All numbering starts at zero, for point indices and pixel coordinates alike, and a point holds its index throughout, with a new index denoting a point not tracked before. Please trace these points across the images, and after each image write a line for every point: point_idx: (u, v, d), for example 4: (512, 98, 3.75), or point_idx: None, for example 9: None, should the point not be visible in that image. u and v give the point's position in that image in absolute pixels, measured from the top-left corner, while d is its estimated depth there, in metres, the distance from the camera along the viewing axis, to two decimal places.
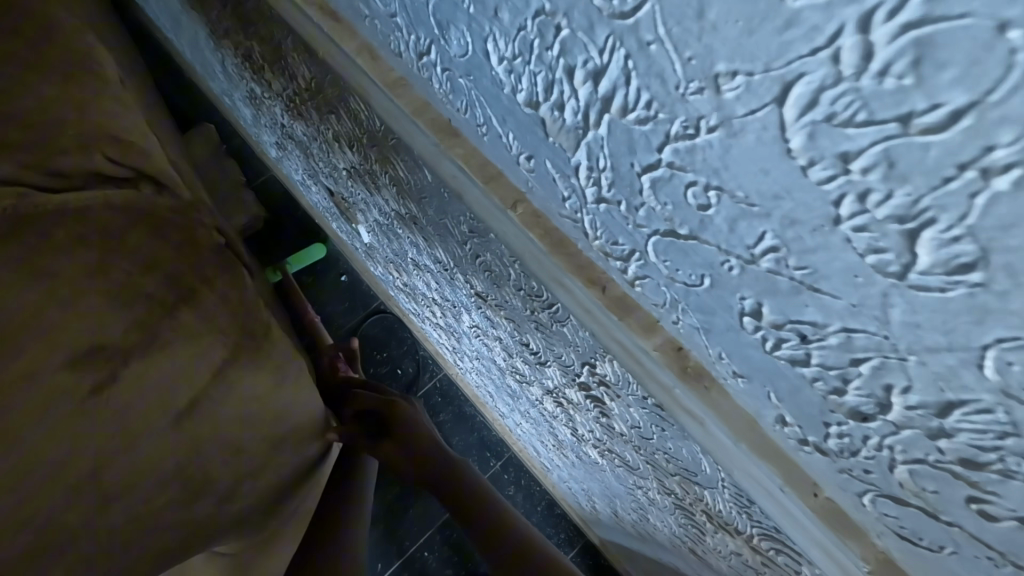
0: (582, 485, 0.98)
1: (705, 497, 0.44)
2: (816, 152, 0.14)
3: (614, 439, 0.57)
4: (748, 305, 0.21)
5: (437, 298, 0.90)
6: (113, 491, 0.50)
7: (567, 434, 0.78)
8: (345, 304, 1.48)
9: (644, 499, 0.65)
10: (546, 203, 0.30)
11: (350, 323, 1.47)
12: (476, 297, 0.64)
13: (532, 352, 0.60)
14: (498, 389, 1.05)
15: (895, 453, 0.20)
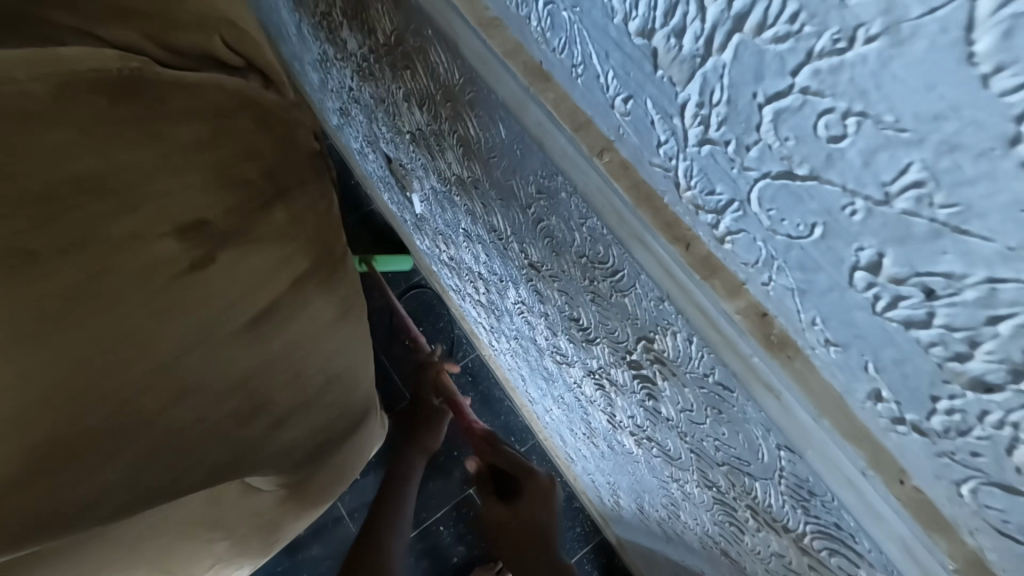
0: (608, 479, 0.97)
1: (753, 490, 0.42)
2: (1009, 54, 0.13)
3: (658, 426, 0.55)
4: (865, 257, 0.20)
5: (483, 272, 0.90)
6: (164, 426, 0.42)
7: (602, 421, 0.77)
8: (388, 275, 1.50)
9: (677, 494, 0.63)
10: (637, 151, 0.28)
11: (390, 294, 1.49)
12: (529, 269, 0.63)
13: (581, 329, 0.59)
14: (532, 372, 1.05)
15: (1019, 431, 0.18)
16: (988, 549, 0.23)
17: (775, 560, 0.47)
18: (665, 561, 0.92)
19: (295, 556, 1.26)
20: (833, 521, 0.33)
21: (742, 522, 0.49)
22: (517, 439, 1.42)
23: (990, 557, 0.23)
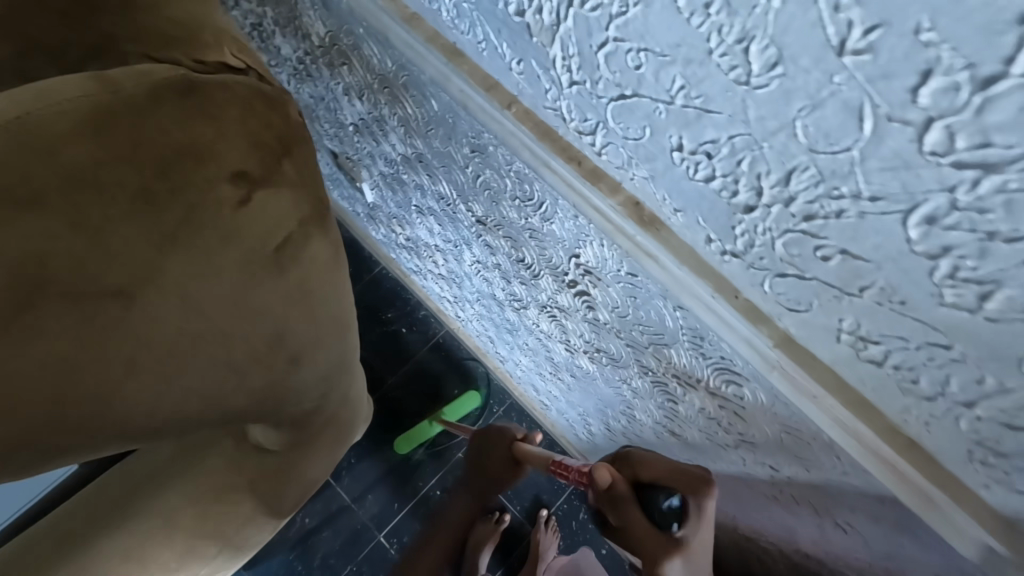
0: (579, 410, 1.09)
1: (673, 360, 0.54)
2: (692, 6, 0.24)
3: (601, 335, 0.67)
4: (675, 141, 0.31)
5: (440, 244, 0.99)
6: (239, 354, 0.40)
7: (563, 354, 0.88)
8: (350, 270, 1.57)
9: (629, 395, 0.76)
10: (533, 99, 0.39)
11: (355, 287, 1.56)
12: (477, 225, 0.73)
13: (528, 267, 0.69)
14: (498, 330, 1.15)
15: (772, 232, 0.30)
16: (790, 326, 0.35)
17: (702, 415, 0.59)
18: None
19: (305, 543, 1.34)
20: (721, 356, 0.45)
21: (675, 394, 0.61)
22: (496, 399, 1.54)
23: (792, 331, 0.35)
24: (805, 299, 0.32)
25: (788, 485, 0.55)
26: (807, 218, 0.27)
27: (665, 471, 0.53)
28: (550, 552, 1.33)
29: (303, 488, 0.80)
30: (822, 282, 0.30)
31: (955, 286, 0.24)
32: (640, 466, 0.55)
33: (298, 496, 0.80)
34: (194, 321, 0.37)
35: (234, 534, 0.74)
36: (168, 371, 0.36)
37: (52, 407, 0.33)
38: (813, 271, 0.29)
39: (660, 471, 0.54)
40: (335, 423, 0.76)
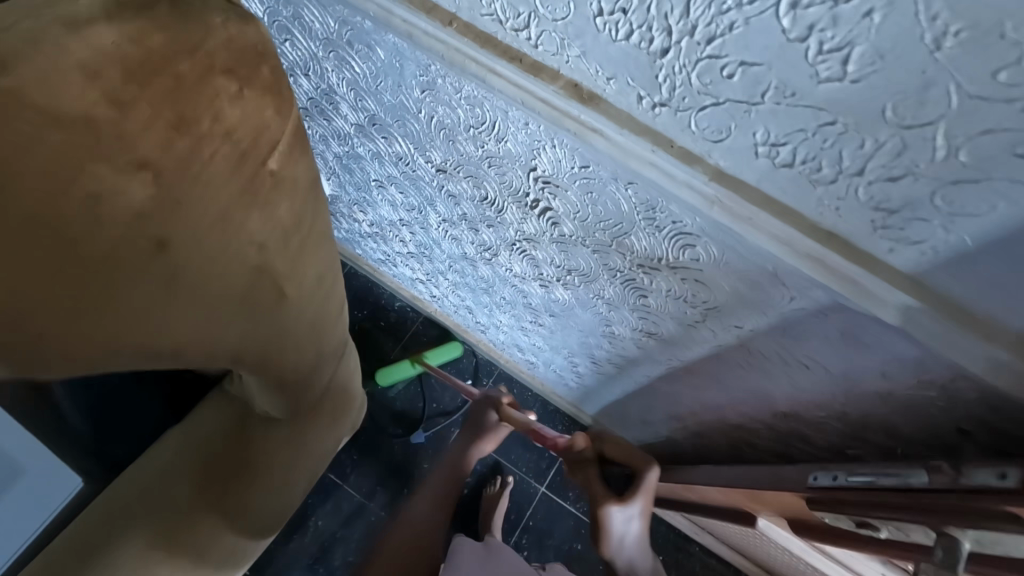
0: (565, 354, 1.15)
1: (636, 248, 0.60)
2: None
3: (570, 252, 0.72)
4: (596, 7, 0.37)
5: (405, 216, 1.03)
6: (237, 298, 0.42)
7: (539, 293, 0.93)
8: None
9: (606, 310, 0.82)
10: (470, 11, 0.44)
11: None
12: (438, 176, 0.77)
13: (492, 204, 0.74)
14: (475, 295, 1.20)
15: (686, 68, 0.36)
16: (719, 159, 0.41)
17: (671, 298, 0.65)
18: (628, 393, 1.12)
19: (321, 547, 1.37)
20: (673, 220, 0.51)
21: (645, 288, 0.67)
22: (484, 372, 1.59)
23: (721, 163, 0.41)
24: (723, 125, 0.38)
25: (753, 341, 0.62)
26: (709, 42, 0.34)
27: (622, 451, 0.83)
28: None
29: (312, 458, 0.83)
30: (733, 100, 0.36)
31: (824, 60, 0.30)
32: (609, 446, 0.85)
33: (306, 466, 0.84)
34: (199, 271, 0.38)
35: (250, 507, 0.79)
36: (178, 314, 0.38)
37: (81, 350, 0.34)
38: (723, 92, 0.36)
39: (620, 452, 0.83)
40: (325, 396, 0.77)
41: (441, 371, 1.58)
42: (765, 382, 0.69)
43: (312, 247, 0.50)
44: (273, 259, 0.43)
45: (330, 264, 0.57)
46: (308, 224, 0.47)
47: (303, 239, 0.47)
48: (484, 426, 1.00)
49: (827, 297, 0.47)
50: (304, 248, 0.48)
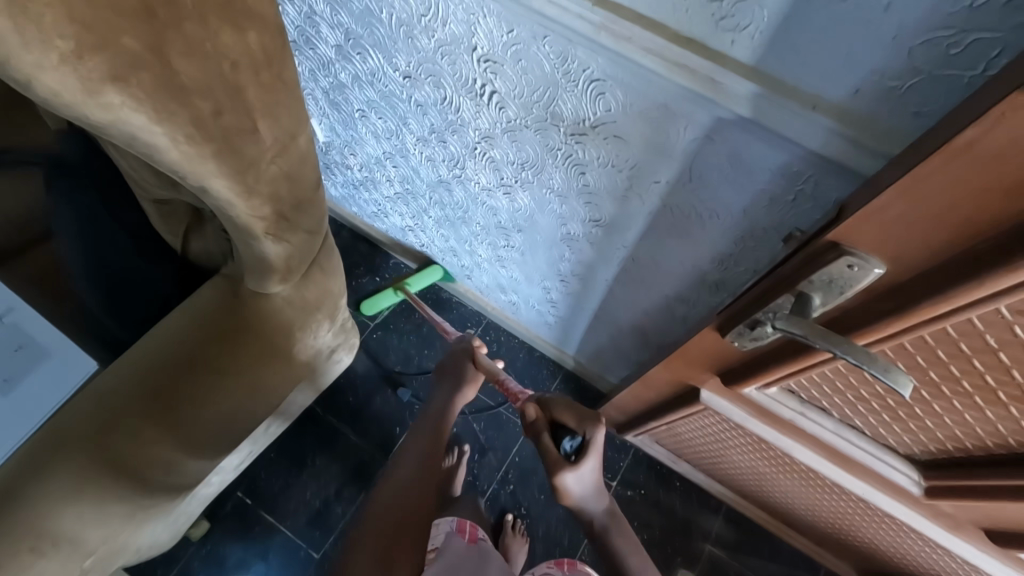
0: (538, 280, 1.24)
1: (565, 115, 0.69)
2: None
3: (519, 142, 0.82)
4: None
5: (387, 149, 1.14)
6: (214, 109, 0.51)
7: (505, 205, 1.03)
8: None
9: (559, 206, 0.90)
10: None
11: None
12: (406, 87, 0.88)
13: (451, 105, 0.84)
14: (455, 230, 1.30)
15: None
16: None
17: (604, 168, 0.74)
18: (598, 313, 1.20)
19: (319, 477, 1.49)
20: (583, 69, 0.61)
21: (581, 164, 0.76)
22: (473, 322, 1.67)
23: None
24: None
25: (673, 196, 0.70)
26: None
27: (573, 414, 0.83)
28: (517, 563, 1.34)
29: (284, 360, 0.93)
30: None
31: None
32: (556, 410, 0.84)
33: (279, 369, 0.93)
34: (185, 68, 0.46)
35: (225, 403, 0.87)
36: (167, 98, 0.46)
37: (85, 100, 0.43)
38: None
39: (569, 417, 0.83)
40: (306, 286, 0.88)
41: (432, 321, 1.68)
42: (693, 248, 0.77)
43: (285, 96, 0.60)
44: (245, 83, 0.53)
45: (303, 128, 0.67)
46: (278, 69, 0.57)
47: (276, 82, 0.57)
48: (465, 376, 1.03)
49: (707, 115, 0.56)
50: (278, 91, 0.58)
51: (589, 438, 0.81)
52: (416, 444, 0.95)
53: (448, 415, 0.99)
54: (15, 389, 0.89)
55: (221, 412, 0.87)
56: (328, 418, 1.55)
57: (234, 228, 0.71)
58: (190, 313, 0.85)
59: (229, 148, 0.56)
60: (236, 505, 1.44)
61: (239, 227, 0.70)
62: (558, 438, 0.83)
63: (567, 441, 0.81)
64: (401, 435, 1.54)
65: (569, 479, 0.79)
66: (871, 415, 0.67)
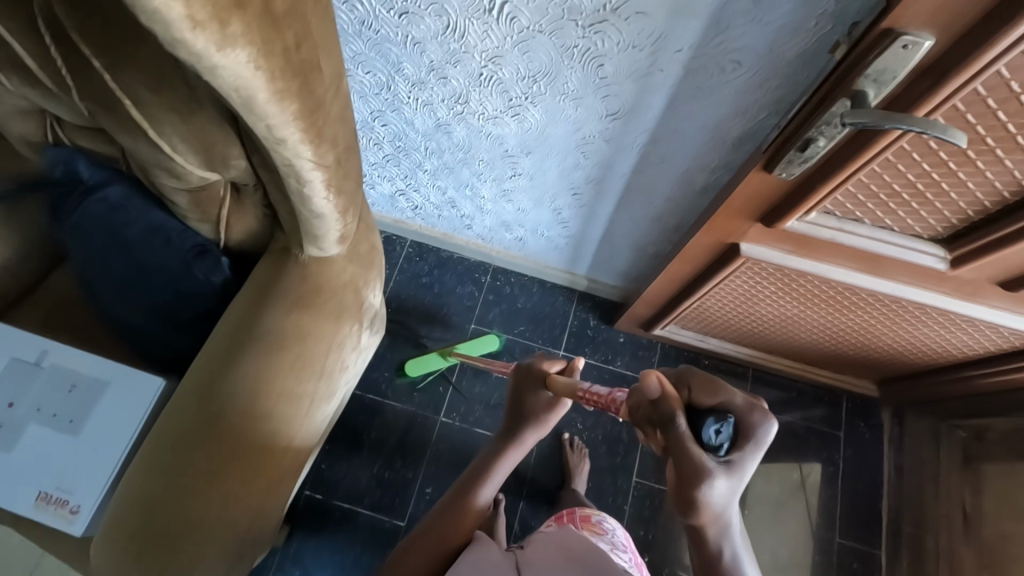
0: (548, 202, 1.28)
1: (584, 4, 0.73)
2: None
3: (531, 52, 0.85)
4: None
5: (376, 107, 1.13)
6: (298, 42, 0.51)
7: (513, 129, 1.06)
8: None
9: (573, 111, 0.95)
10: None
11: None
12: (400, 25, 0.88)
13: (455, 32, 0.86)
14: (455, 178, 1.31)
15: None
16: None
17: (623, 53, 0.79)
18: (613, 216, 1.26)
19: (381, 454, 1.51)
20: None
21: (598, 54, 0.80)
22: (479, 272, 1.70)
23: None
24: None
25: (696, 61, 0.77)
26: None
27: (716, 390, 0.55)
28: (583, 476, 1.45)
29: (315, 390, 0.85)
30: None
31: None
32: (698, 390, 0.56)
33: (311, 401, 0.86)
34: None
35: (252, 467, 0.79)
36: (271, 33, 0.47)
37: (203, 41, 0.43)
38: None
39: (709, 392, 0.55)
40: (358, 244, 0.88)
41: (442, 282, 1.69)
42: (714, 109, 0.84)
43: (333, 31, 0.60)
44: (310, 14, 0.53)
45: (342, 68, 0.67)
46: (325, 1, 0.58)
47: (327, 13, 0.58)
48: (537, 403, 0.89)
49: None
50: (329, 23, 0.59)
51: (750, 427, 0.54)
52: (442, 513, 0.87)
53: (489, 470, 0.89)
54: (83, 426, 0.86)
55: (272, 471, 0.82)
56: (371, 398, 1.55)
57: (294, 190, 0.71)
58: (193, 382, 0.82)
59: (307, 87, 0.56)
60: (309, 502, 1.44)
61: (302, 184, 0.70)
62: (700, 429, 0.54)
63: (713, 429, 0.53)
64: (445, 395, 1.58)
65: (714, 493, 0.54)
66: (901, 210, 0.78)
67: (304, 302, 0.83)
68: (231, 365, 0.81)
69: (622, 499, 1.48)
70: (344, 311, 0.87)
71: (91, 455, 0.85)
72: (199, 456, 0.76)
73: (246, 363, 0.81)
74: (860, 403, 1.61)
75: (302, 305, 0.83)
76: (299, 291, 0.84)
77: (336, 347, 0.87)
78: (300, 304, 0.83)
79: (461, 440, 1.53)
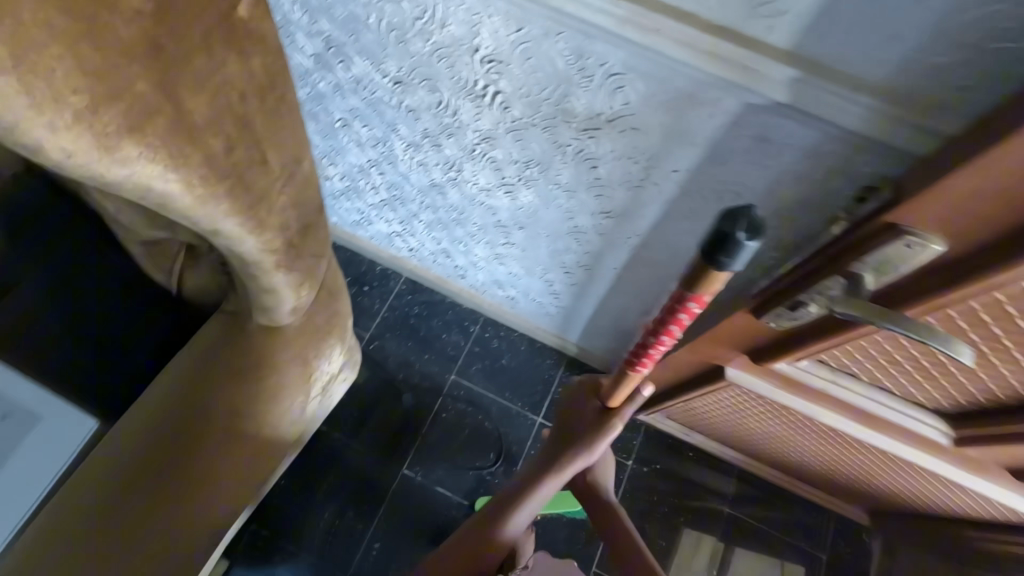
0: (540, 273, 1.22)
1: (578, 111, 0.67)
2: None
3: (524, 141, 0.79)
4: None
5: (372, 156, 1.09)
6: (222, 146, 0.48)
7: (505, 204, 1.00)
8: None
9: (566, 201, 0.89)
10: None
11: None
12: (395, 92, 0.84)
13: (448, 108, 0.81)
14: (450, 233, 1.26)
15: None
16: None
17: (616, 161, 0.73)
18: (604, 300, 1.19)
19: (336, 497, 1.45)
20: (601, 63, 0.59)
21: (592, 157, 0.75)
22: (470, 320, 1.65)
23: None
24: None
25: (693, 184, 0.70)
26: None
27: None
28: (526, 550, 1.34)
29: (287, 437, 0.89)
30: None
31: None
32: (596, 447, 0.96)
33: (279, 444, 0.90)
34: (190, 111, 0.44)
35: (158, 547, 0.75)
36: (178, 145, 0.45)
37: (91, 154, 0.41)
38: None
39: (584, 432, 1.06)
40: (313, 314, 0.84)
41: (429, 326, 1.64)
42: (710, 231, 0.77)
43: (292, 119, 0.57)
44: (252, 113, 0.50)
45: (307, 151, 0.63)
46: (282, 93, 0.54)
47: (281, 104, 0.53)
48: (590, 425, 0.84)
49: (736, 101, 0.55)
50: (284, 114, 0.54)
51: None
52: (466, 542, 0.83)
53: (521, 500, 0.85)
54: None
55: (228, 502, 0.84)
56: (337, 436, 1.51)
57: (242, 271, 0.68)
58: (193, 379, 0.80)
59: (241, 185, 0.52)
60: (254, 537, 1.40)
61: (247, 264, 0.66)
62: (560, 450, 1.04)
63: None
64: (412, 446, 1.52)
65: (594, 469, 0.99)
66: (903, 376, 0.69)
67: (245, 380, 0.80)
68: (160, 438, 0.77)
69: None
70: (287, 388, 0.85)
71: None
72: (178, 471, 0.77)
73: (175, 436, 0.77)
74: (850, 525, 1.50)
75: (244, 381, 0.80)
76: (245, 365, 0.80)
77: (273, 423, 0.85)
78: (244, 380, 0.80)
79: (421, 496, 1.48)
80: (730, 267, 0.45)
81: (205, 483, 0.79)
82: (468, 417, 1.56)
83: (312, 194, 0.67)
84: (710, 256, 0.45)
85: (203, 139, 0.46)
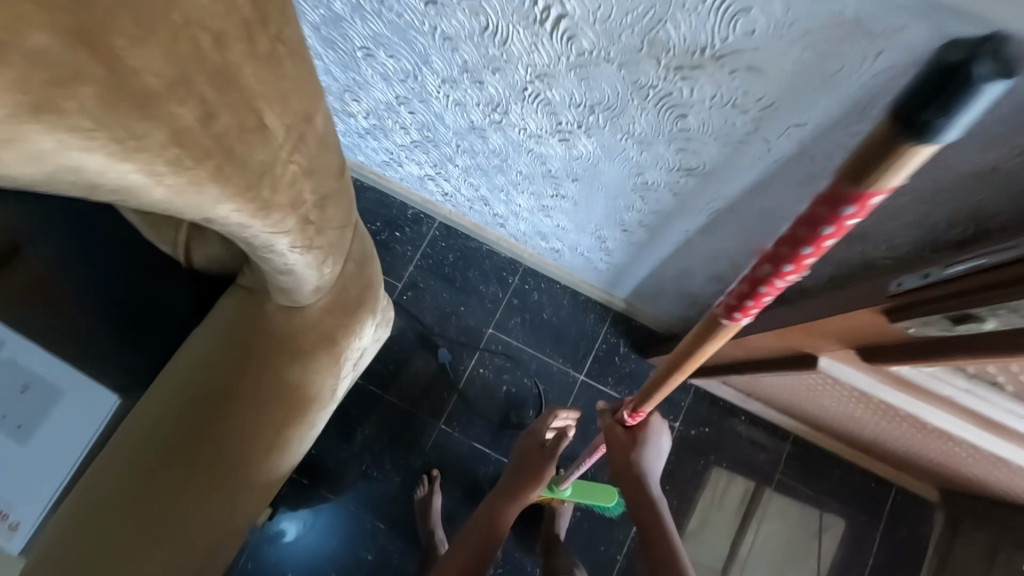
0: (592, 229, 1.07)
1: (673, 43, 0.50)
2: None
3: (591, 81, 0.62)
4: None
5: (400, 92, 0.93)
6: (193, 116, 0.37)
7: (558, 153, 0.84)
8: None
9: (637, 155, 0.73)
10: None
11: None
12: (427, 15, 0.67)
13: (495, 37, 0.64)
14: (490, 181, 1.11)
15: None
16: None
17: (714, 110, 0.56)
18: (666, 261, 1.05)
19: (373, 450, 1.43)
20: None
21: (681, 103, 0.58)
22: (508, 271, 1.53)
23: None
24: None
25: (817, 143, 0.53)
26: None
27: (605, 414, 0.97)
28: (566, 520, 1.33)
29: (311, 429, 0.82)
30: None
31: None
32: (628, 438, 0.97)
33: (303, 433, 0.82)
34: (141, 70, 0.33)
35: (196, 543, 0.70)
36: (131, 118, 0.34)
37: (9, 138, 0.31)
38: None
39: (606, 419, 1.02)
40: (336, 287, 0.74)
41: (465, 276, 1.53)
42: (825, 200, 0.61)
43: (295, 64, 0.43)
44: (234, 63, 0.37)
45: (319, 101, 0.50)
46: (276, 29, 0.40)
47: (277, 51, 0.41)
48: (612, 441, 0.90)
49: (926, 32, 0.38)
50: (282, 62, 0.42)
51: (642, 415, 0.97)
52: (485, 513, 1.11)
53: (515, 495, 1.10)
54: (33, 433, 0.78)
55: (250, 502, 0.77)
56: (372, 389, 1.47)
57: (263, 260, 0.59)
58: (213, 354, 0.73)
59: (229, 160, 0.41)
60: (294, 486, 1.41)
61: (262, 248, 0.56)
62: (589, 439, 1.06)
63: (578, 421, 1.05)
64: (449, 401, 1.47)
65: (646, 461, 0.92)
66: None
67: (285, 367, 0.73)
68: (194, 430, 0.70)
69: (616, 550, 1.37)
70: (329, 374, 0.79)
71: (36, 466, 0.78)
72: (197, 456, 0.70)
73: (214, 427, 0.71)
74: (910, 497, 1.41)
75: (284, 369, 0.73)
76: (284, 352, 0.73)
77: (316, 410, 0.80)
78: (284, 368, 0.73)
79: (460, 451, 1.45)
80: (939, 139, 0.24)
81: (222, 474, 0.72)
82: (506, 374, 1.48)
83: (330, 155, 0.55)
84: (900, 116, 0.25)
85: (164, 109, 0.36)
